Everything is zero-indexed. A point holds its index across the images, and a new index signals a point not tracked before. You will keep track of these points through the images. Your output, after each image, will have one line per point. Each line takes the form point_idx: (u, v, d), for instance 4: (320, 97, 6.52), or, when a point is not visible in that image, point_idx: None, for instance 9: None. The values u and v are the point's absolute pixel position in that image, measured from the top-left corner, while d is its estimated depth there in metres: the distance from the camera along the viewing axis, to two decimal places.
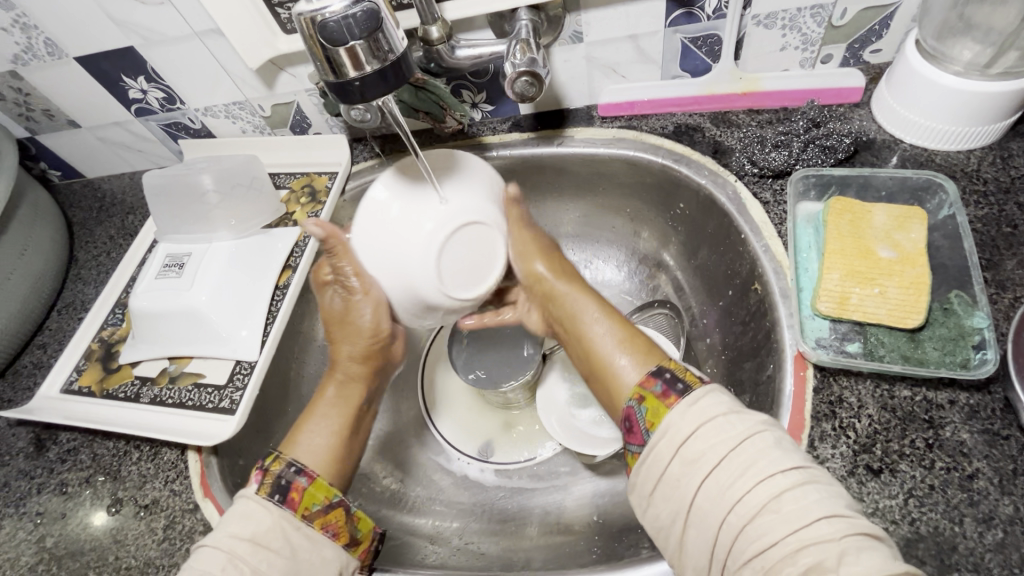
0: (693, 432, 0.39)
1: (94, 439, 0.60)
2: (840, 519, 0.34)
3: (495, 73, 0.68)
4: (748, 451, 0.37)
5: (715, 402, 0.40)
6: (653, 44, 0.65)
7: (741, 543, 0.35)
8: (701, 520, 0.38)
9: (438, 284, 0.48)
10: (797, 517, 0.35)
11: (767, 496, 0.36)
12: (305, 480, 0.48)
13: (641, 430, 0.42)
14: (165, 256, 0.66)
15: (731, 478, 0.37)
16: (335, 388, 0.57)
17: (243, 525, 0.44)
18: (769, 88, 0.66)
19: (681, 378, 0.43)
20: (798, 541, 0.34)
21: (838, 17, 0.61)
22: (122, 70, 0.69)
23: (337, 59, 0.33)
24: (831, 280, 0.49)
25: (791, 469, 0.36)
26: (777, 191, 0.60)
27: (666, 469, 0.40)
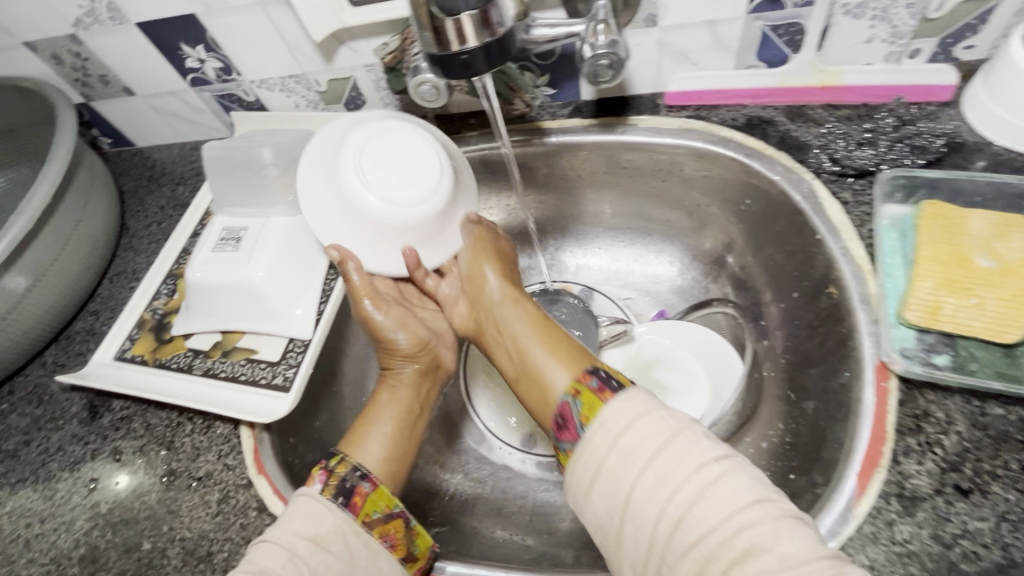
0: (628, 427, 0.42)
1: (147, 409, 0.60)
2: (768, 501, 0.38)
3: (562, 56, 0.65)
4: (679, 442, 0.40)
5: (646, 398, 0.43)
6: (731, 32, 0.62)
7: (679, 534, 0.38)
8: (640, 512, 0.40)
9: (370, 191, 0.58)
10: (727, 503, 0.38)
11: (703, 485, 0.38)
12: (368, 485, 0.50)
13: (575, 424, 0.45)
14: (220, 230, 0.65)
15: (668, 469, 0.39)
16: (388, 395, 0.60)
17: (306, 525, 0.46)
18: (850, 83, 0.63)
19: (614, 376, 0.45)
20: (735, 525, 0.37)
21: (935, 8, 0.56)
22: (181, 38, 0.68)
23: (442, 29, 0.39)
24: (924, 289, 0.47)
25: (717, 455, 0.40)
26: (858, 192, 0.57)
27: (604, 463, 0.42)
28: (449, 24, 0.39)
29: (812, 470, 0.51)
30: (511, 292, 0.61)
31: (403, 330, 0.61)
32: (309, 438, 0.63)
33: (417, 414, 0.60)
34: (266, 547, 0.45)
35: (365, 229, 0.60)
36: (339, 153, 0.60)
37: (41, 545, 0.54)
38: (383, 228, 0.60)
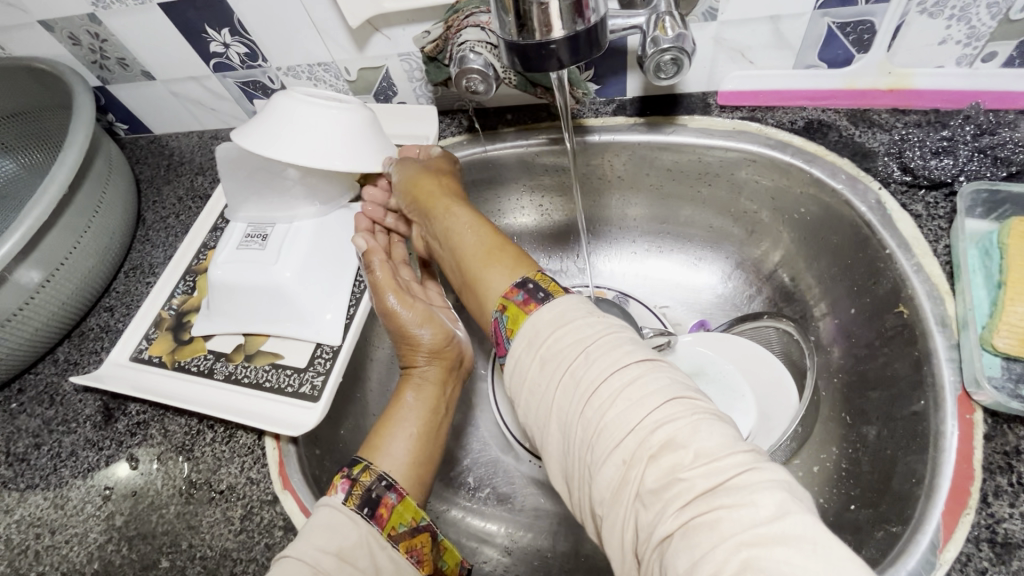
0: (554, 335, 0.43)
1: (165, 415, 0.57)
2: (687, 400, 0.37)
3: (611, 49, 0.61)
4: (602, 345, 0.41)
5: (575, 307, 0.45)
6: (795, 28, 0.58)
7: (597, 434, 0.38)
8: (563, 412, 0.40)
9: (327, 110, 0.57)
10: (643, 401, 0.37)
11: (621, 385, 0.38)
12: (394, 497, 0.47)
13: (503, 339, 0.47)
14: (246, 226, 0.61)
15: (589, 371, 0.40)
16: (409, 390, 0.57)
17: (328, 538, 0.43)
18: (920, 87, 0.59)
19: (543, 288, 0.47)
20: (652, 421, 0.36)
21: (1018, 9, 0.52)
22: (206, 20, 0.64)
23: (528, 16, 0.36)
24: (1017, 313, 0.44)
25: (641, 357, 0.40)
26: (931, 205, 0.54)
27: (533, 370, 0.43)
28: (535, 11, 0.36)
29: (880, 503, 0.47)
30: (451, 199, 0.60)
31: (422, 324, 0.58)
32: (334, 449, 0.60)
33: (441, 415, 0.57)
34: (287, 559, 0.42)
35: (338, 142, 0.58)
36: (276, 108, 0.58)
37: (52, 559, 0.50)
38: (347, 143, 0.58)
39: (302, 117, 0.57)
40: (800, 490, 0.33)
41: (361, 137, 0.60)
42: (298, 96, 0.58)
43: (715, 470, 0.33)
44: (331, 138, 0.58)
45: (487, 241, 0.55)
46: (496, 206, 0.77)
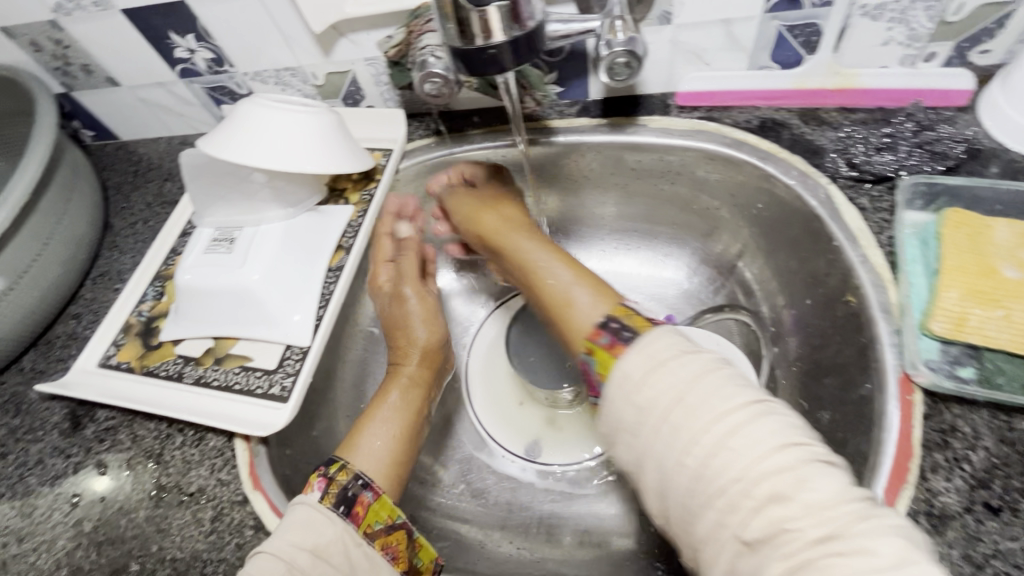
0: (645, 378, 0.40)
1: (134, 420, 0.57)
2: (799, 447, 0.35)
3: (572, 52, 0.63)
4: (700, 391, 0.38)
5: (664, 343, 0.42)
6: (745, 31, 0.60)
7: (699, 483, 0.36)
8: (659, 460, 0.39)
9: (299, 111, 0.59)
10: (749, 452, 0.35)
11: (723, 434, 0.36)
12: (370, 495, 0.48)
13: (597, 382, 0.45)
14: (212, 230, 0.62)
15: (687, 420, 0.38)
16: (393, 387, 0.59)
17: (304, 534, 0.43)
18: (867, 86, 0.62)
19: (628, 327, 0.45)
20: (759, 473, 0.35)
21: (953, 12, 0.55)
22: (171, 26, 0.64)
23: (468, 22, 0.37)
24: (949, 299, 0.46)
25: (744, 401, 0.37)
26: (876, 198, 0.56)
27: (625, 417, 0.41)
28: (475, 17, 0.37)
29: None
30: (522, 230, 0.64)
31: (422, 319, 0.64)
32: (305, 449, 0.60)
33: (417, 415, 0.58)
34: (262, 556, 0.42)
35: (312, 140, 0.59)
36: (244, 111, 0.58)
37: (18, 567, 0.50)
38: (320, 141, 0.60)
39: (263, 120, 0.58)
40: (918, 533, 0.33)
41: (335, 137, 0.62)
42: (266, 99, 0.59)
43: (827, 519, 0.33)
44: (303, 137, 0.59)
45: (565, 272, 0.55)
46: None
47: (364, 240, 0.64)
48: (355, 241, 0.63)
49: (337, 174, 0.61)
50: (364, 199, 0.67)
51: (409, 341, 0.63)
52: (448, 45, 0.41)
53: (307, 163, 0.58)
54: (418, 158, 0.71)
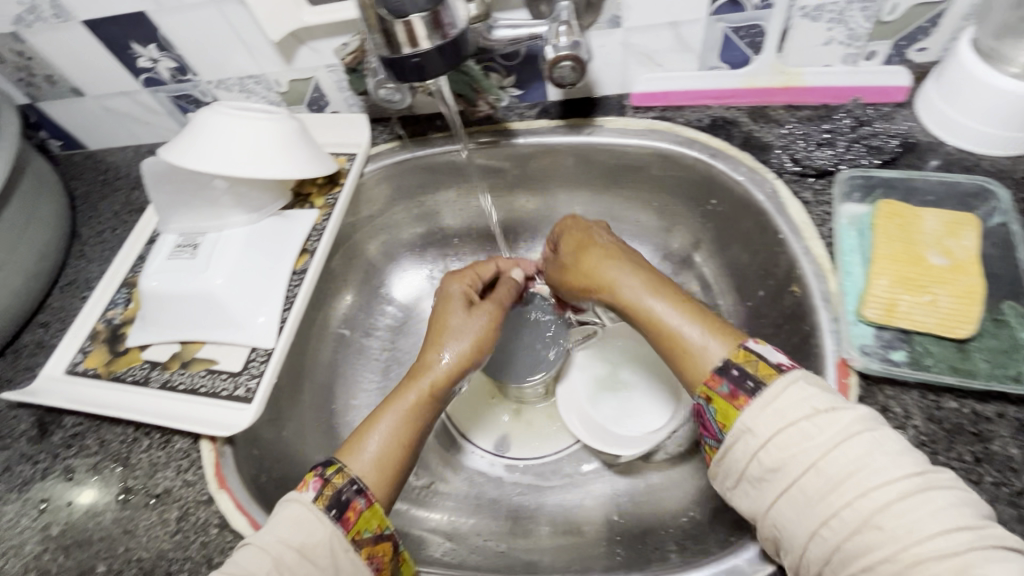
0: (772, 436, 0.39)
1: (102, 425, 0.58)
2: (962, 532, 0.33)
3: (527, 56, 0.65)
4: (841, 460, 0.36)
5: (798, 397, 0.39)
6: (693, 33, 0.62)
7: (840, 555, 0.35)
8: (790, 525, 0.38)
9: (256, 118, 0.60)
10: (904, 533, 0.33)
11: (870, 510, 0.34)
12: (363, 502, 0.45)
13: (715, 430, 0.43)
14: (177, 236, 0.63)
15: (824, 491, 0.36)
16: (408, 386, 0.54)
17: (291, 532, 0.42)
18: (811, 84, 0.64)
19: (751, 375, 0.42)
20: (913, 557, 0.33)
21: (888, 12, 0.58)
22: (132, 37, 0.65)
23: (393, 32, 0.39)
24: (880, 286, 0.48)
25: (897, 474, 0.35)
26: (818, 191, 0.59)
27: (747, 470, 0.40)
28: (400, 26, 0.38)
29: None
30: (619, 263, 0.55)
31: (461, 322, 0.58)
32: (273, 449, 0.61)
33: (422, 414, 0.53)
34: (248, 550, 0.41)
35: (272, 147, 0.60)
36: (202, 121, 0.59)
37: None
38: (279, 146, 0.61)
39: (221, 128, 0.59)
40: None
41: (295, 141, 0.63)
42: (224, 108, 0.60)
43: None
44: (262, 142, 0.60)
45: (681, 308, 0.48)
46: (433, 209, 0.80)
47: (328, 243, 0.65)
48: (319, 244, 0.64)
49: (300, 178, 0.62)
50: (328, 203, 0.68)
51: (442, 332, 0.57)
52: (377, 54, 0.42)
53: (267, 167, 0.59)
54: (382, 161, 0.72)
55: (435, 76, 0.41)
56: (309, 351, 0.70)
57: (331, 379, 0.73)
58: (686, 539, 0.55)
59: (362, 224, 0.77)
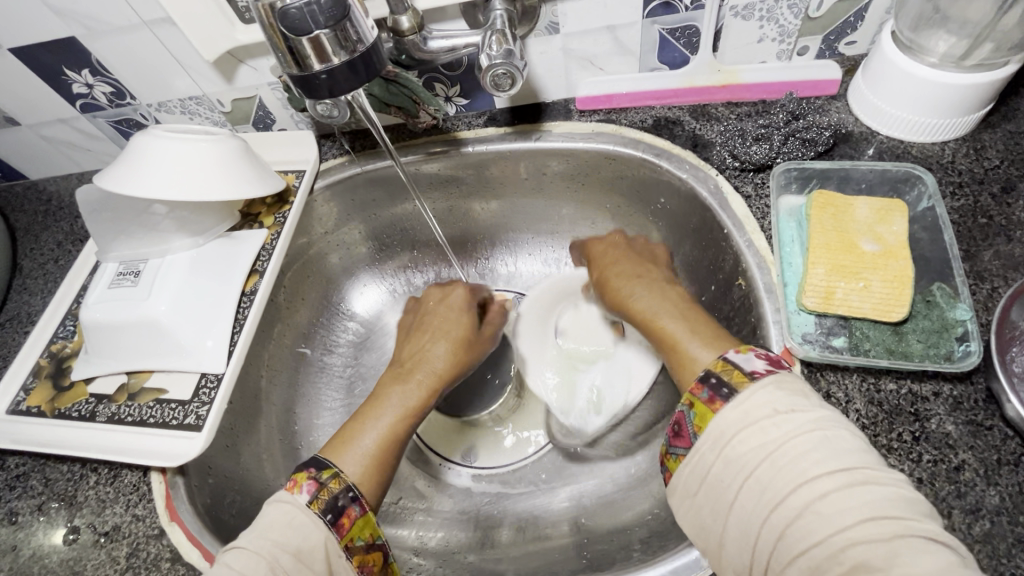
0: (737, 434, 0.37)
1: (47, 463, 0.56)
2: (890, 520, 0.32)
3: (470, 66, 0.65)
4: (791, 452, 0.35)
5: (763, 400, 0.38)
6: (631, 36, 0.62)
7: (784, 548, 0.34)
8: (742, 520, 0.36)
9: (197, 143, 0.58)
10: (842, 519, 0.32)
11: (811, 498, 0.33)
12: (357, 509, 0.44)
13: (689, 434, 0.41)
14: (117, 264, 0.61)
15: (771, 480, 0.35)
16: (407, 386, 0.53)
17: (286, 535, 0.40)
18: (747, 80, 0.64)
19: (726, 383, 0.40)
20: (847, 541, 0.31)
21: (815, 8, 0.59)
22: (63, 63, 0.63)
23: (299, 49, 0.38)
24: (817, 274, 0.50)
25: (838, 465, 0.34)
26: (759, 185, 0.60)
27: (710, 470, 0.38)
28: (305, 43, 0.37)
29: None
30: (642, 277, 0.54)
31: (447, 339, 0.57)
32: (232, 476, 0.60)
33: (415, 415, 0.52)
34: (239, 554, 0.39)
35: (218, 171, 0.59)
36: (139, 151, 0.57)
37: None
38: (224, 169, 0.59)
39: (159, 155, 0.57)
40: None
41: (241, 163, 0.61)
42: (160, 134, 0.58)
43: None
44: (205, 167, 0.58)
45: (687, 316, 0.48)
46: (389, 221, 0.79)
47: (279, 261, 0.64)
48: (269, 263, 0.63)
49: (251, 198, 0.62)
50: (277, 222, 0.66)
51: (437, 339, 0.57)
52: (285, 72, 0.41)
53: (218, 193, 0.58)
54: (334, 176, 0.72)
55: (346, 92, 0.41)
56: (267, 373, 0.69)
57: (292, 399, 0.72)
58: (649, 536, 0.55)
59: (317, 240, 0.76)
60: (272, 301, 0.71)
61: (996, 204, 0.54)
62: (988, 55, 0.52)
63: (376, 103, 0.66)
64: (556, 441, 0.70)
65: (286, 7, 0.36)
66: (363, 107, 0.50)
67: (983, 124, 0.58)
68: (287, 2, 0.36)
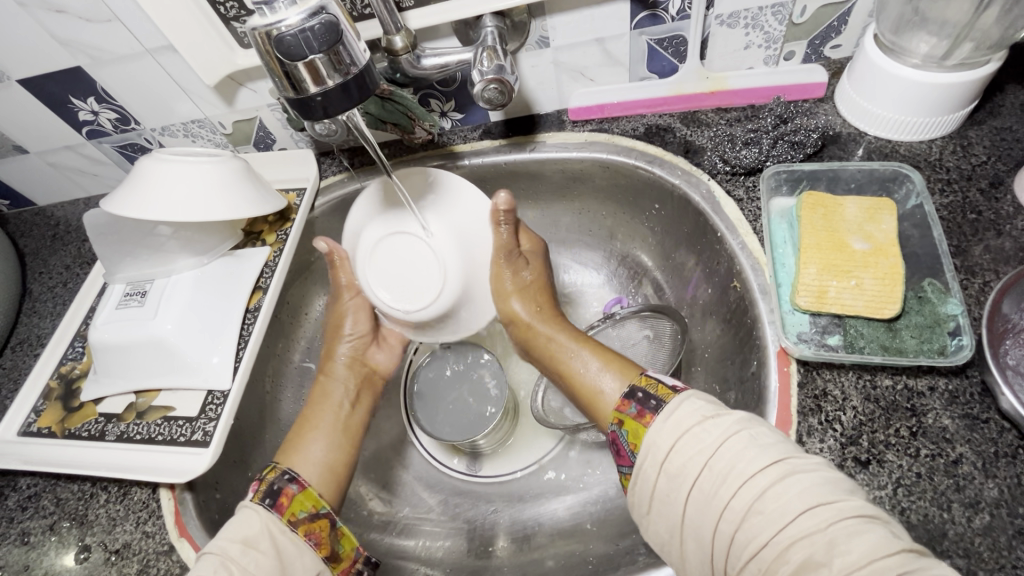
0: (673, 447, 0.40)
1: (58, 483, 0.57)
2: (825, 507, 0.34)
3: (463, 82, 0.66)
4: (725, 458, 0.38)
5: (690, 410, 0.42)
6: (619, 47, 0.63)
7: (736, 550, 0.36)
8: (697, 530, 0.38)
9: (202, 166, 0.60)
10: (781, 514, 0.35)
11: (752, 497, 0.36)
12: (295, 487, 0.49)
13: (627, 453, 0.43)
14: (125, 285, 0.63)
15: (714, 487, 0.38)
16: (334, 382, 0.62)
17: (235, 528, 0.44)
18: (736, 87, 0.65)
19: (653, 396, 0.44)
20: (789, 538, 0.34)
21: (799, 15, 0.60)
22: (69, 92, 0.65)
23: (295, 73, 0.39)
24: (809, 275, 0.50)
25: (768, 462, 0.37)
26: (750, 188, 0.61)
27: (656, 487, 0.41)
28: (301, 67, 0.39)
29: None
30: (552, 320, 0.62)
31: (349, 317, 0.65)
32: (239, 489, 0.61)
33: (348, 411, 0.60)
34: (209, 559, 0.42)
35: (221, 193, 0.60)
36: (146, 179, 0.58)
37: None
38: (227, 189, 0.61)
39: (164, 178, 0.58)
40: None
41: (245, 185, 0.63)
42: (162, 158, 0.59)
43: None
44: (210, 189, 0.60)
45: (592, 359, 0.54)
46: None
47: (281, 277, 0.65)
48: (272, 280, 0.64)
49: (254, 216, 0.63)
50: (280, 239, 0.68)
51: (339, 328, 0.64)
52: (282, 95, 0.42)
53: (226, 213, 0.60)
54: (334, 193, 0.73)
55: (341, 112, 0.42)
56: (272, 388, 0.70)
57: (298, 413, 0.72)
58: None
59: (320, 257, 0.77)
60: (275, 317, 0.72)
61: (985, 200, 0.55)
62: (968, 54, 0.53)
63: (371, 119, 0.68)
64: (559, 448, 0.71)
65: (281, 34, 0.38)
66: (360, 127, 0.49)
67: (970, 121, 0.59)
68: (282, 29, 0.37)
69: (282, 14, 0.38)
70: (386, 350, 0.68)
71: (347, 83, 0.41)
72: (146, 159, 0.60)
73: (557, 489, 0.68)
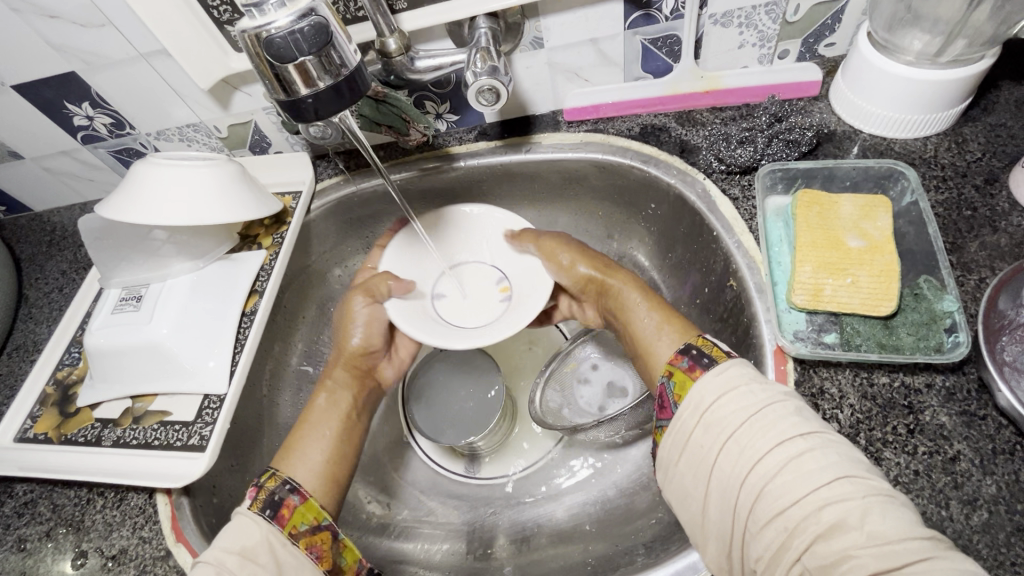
0: (716, 401, 0.42)
1: (54, 489, 0.57)
2: (861, 479, 0.36)
3: (458, 83, 0.66)
4: (768, 417, 0.39)
5: (738, 374, 0.43)
6: (613, 47, 0.63)
7: (761, 503, 0.37)
8: (724, 483, 0.40)
9: (193, 172, 0.59)
10: (816, 476, 0.36)
11: (789, 455, 0.37)
12: (297, 498, 0.48)
13: (671, 403, 0.45)
14: (120, 290, 0.63)
15: (753, 439, 0.39)
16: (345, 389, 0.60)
17: (233, 540, 0.44)
18: (731, 85, 0.65)
19: (707, 354, 0.46)
20: (821, 499, 0.35)
21: (792, 13, 0.60)
22: (64, 97, 0.65)
23: (285, 76, 0.39)
24: (805, 273, 0.50)
25: (809, 429, 0.39)
26: (746, 187, 0.61)
27: (691, 436, 0.42)
28: (290, 69, 0.39)
29: None
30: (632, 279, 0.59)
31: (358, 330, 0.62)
32: (235, 493, 0.61)
33: (355, 420, 0.58)
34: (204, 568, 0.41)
35: (213, 197, 0.60)
36: (140, 185, 0.58)
37: None
38: (218, 192, 0.60)
39: (160, 182, 0.58)
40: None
41: (239, 188, 0.63)
42: (155, 163, 0.59)
43: (889, 555, 0.32)
44: (203, 194, 0.59)
45: (651, 314, 0.55)
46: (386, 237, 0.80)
47: (277, 280, 0.65)
48: (267, 283, 0.64)
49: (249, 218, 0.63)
50: (275, 242, 0.68)
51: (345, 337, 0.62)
52: (273, 97, 0.42)
53: (217, 216, 0.59)
54: (328, 196, 0.73)
55: (331, 114, 0.42)
56: (269, 391, 0.70)
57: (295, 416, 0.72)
58: (653, 541, 0.55)
59: (316, 260, 0.77)
60: (271, 321, 0.72)
61: (981, 196, 0.54)
62: (962, 51, 0.53)
63: (366, 122, 0.67)
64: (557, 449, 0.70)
65: (271, 36, 0.38)
66: (350, 129, 0.49)
67: (964, 117, 0.59)
68: (271, 31, 0.38)
69: (272, 16, 0.38)
70: (395, 365, 0.67)
71: (339, 85, 0.41)
72: (139, 164, 0.59)
73: (556, 490, 0.68)
